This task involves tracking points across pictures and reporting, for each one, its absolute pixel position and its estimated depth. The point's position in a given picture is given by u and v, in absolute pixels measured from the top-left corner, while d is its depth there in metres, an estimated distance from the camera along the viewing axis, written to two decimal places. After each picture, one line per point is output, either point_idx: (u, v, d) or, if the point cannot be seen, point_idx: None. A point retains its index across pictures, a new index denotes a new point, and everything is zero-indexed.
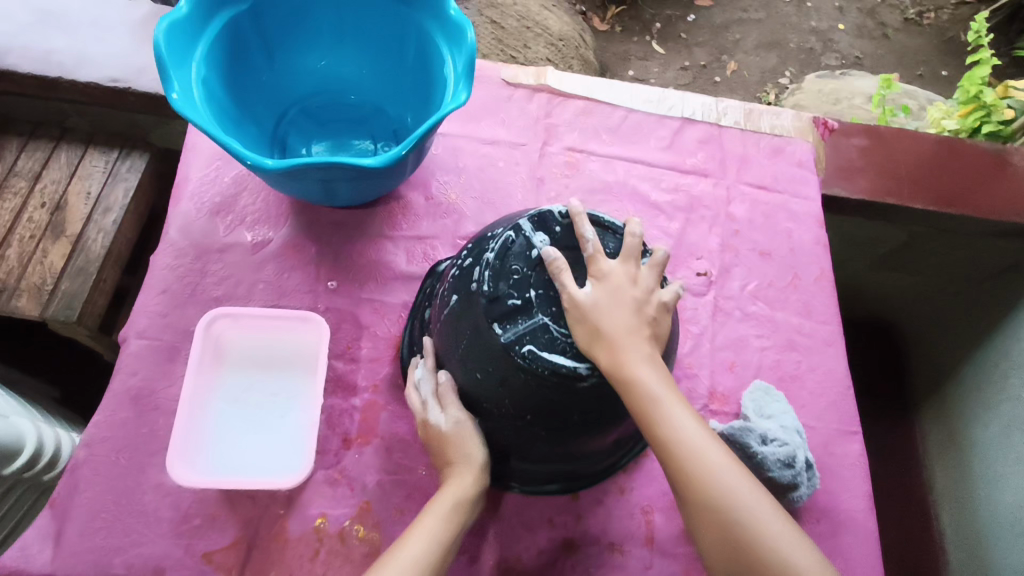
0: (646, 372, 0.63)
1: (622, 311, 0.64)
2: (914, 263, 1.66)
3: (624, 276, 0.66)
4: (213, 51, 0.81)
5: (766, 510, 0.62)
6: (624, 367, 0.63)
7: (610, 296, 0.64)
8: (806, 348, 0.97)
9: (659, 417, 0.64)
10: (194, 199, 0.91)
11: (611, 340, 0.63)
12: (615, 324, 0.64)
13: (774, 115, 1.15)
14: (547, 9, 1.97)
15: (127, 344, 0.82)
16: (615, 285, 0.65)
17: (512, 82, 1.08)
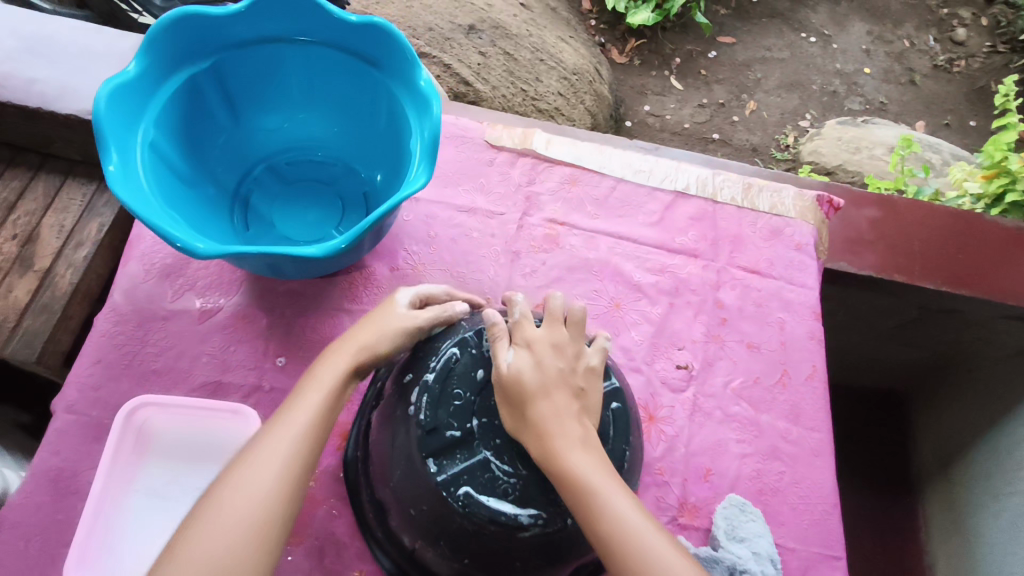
0: (578, 459, 0.56)
1: (551, 390, 0.59)
2: (923, 340, 1.56)
3: (547, 345, 0.62)
4: (165, 115, 0.77)
5: None
6: (555, 454, 0.56)
7: (535, 366, 0.60)
8: (791, 458, 0.88)
9: (596, 513, 0.54)
10: (144, 259, 0.86)
11: (540, 424, 0.57)
12: (542, 406, 0.58)
13: (774, 192, 1.08)
14: (563, 41, 1.90)
15: (54, 419, 0.77)
16: (540, 355, 0.61)
17: (495, 145, 1.03)
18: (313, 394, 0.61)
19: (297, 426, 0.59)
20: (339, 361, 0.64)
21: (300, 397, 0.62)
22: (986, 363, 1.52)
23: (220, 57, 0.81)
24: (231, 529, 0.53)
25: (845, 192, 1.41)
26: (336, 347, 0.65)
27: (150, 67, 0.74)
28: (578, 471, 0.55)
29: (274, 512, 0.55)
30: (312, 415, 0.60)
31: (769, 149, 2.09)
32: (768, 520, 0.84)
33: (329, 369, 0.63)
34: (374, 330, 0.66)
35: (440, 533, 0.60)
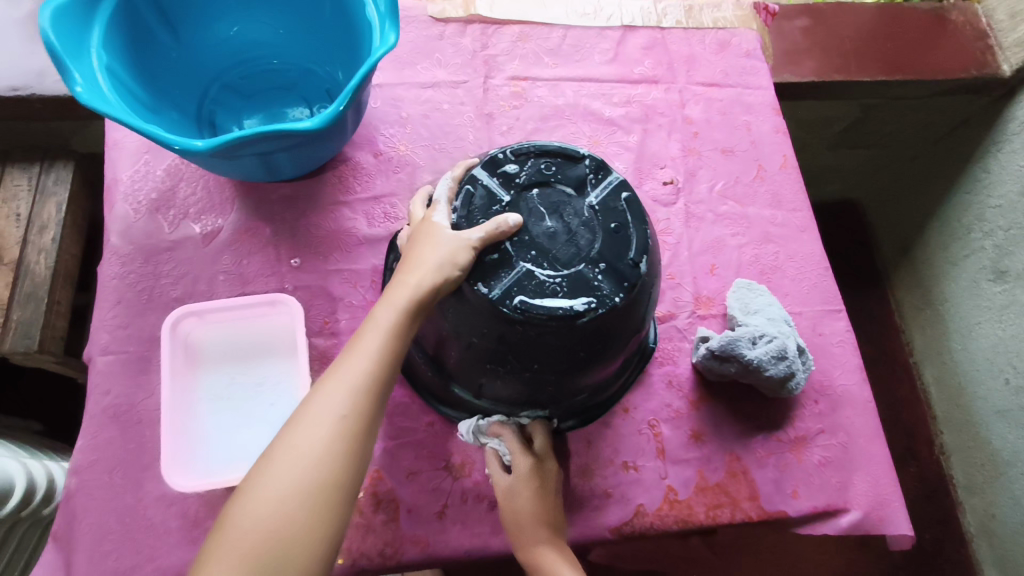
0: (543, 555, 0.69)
1: (518, 507, 0.70)
2: (869, 138, 1.65)
3: (519, 471, 0.71)
4: (111, 36, 0.74)
5: None
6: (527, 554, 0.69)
7: (507, 489, 0.71)
8: (782, 239, 0.96)
9: None
10: (129, 199, 0.86)
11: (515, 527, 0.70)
12: (518, 517, 0.70)
13: (714, 8, 1.11)
14: None
15: (94, 363, 0.78)
16: (510, 481, 0.71)
17: (441, 18, 1.02)
18: (402, 293, 0.59)
19: (397, 309, 0.58)
20: (410, 281, 0.59)
21: (358, 341, 0.57)
22: (926, 144, 1.63)
23: None
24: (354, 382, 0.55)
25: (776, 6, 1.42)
26: (394, 286, 0.60)
27: None
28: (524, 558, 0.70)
29: (332, 479, 0.52)
30: (375, 359, 0.56)
31: None
32: (774, 293, 0.92)
33: (388, 308, 0.58)
34: (432, 243, 0.61)
35: (505, 348, 0.65)
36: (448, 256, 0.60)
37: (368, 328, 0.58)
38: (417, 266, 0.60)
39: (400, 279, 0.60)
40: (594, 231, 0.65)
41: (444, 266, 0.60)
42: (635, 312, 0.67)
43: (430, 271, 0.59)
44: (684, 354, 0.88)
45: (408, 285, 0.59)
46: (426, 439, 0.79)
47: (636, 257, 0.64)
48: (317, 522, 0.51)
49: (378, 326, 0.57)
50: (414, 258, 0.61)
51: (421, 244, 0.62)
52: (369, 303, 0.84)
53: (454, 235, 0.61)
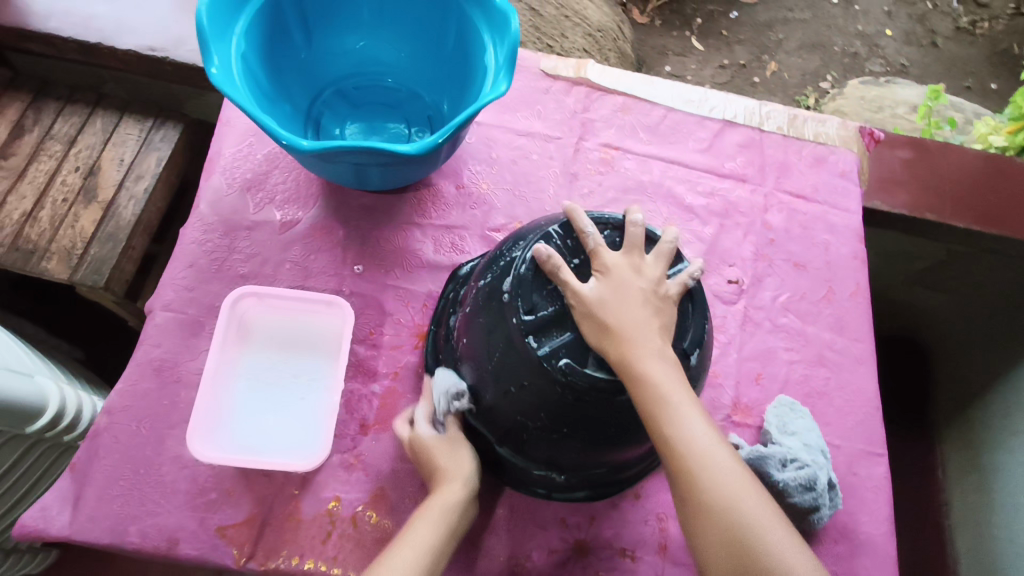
0: (655, 367, 0.60)
1: (630, 303, 0.62)
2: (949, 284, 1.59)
3: (626, 270, 0.64)
4: (253, 27, 0.80)
5: (776, 523, 0.59)
6: (632, 360, 0.60)
7: (613, 288, 0.63)
8: (836, 365, 0.93)
9: (667, 417, 0.60)
10: (226, 173, 0.91)
11: (618, 330, 0.61)
12: (623, 317, 0.61)
13: (819, 122, 1.12)
14: None
15: (153, 316, 0.82)
16: (619, 279, 0.63)
17: (551, 74, 1.07)
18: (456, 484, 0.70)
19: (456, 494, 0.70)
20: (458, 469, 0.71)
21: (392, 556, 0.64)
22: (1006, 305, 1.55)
23: None
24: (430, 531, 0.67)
25: (881, 132, 1.41)
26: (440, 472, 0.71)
27: None
28: (651, 379, 0.59)
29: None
30: None
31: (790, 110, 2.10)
32: (816, 419, 0.89)
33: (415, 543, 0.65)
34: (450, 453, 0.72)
35: (540, 405, 0.64)
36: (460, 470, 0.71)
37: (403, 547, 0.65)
38: (450, 464, 0.72)
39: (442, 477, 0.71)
40: None
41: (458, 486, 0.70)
42: None
43: (444, 519, 0.68)
44: None
45: (436, 514, 0.68)
46: None
47: (689, 347, 0.65)
48: None
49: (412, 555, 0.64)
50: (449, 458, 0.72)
51: (443, 484, 0.70)
52: (415, 324, 0.86)
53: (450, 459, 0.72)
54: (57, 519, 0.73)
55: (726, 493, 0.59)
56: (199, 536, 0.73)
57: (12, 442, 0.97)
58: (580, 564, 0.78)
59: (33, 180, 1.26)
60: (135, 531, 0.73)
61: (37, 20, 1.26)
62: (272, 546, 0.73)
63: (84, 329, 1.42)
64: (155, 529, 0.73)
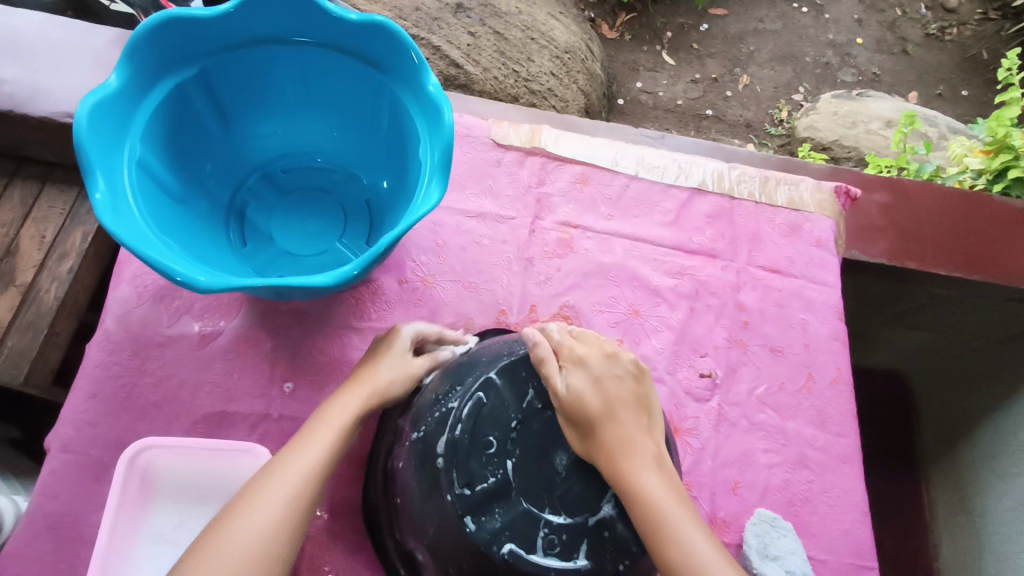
0: (649, 479, 0.54)
1: (614, 405, 0.57)
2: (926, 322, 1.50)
3: (605, 364, 0.59)
4: (149, 129, 0.70)
5: None
6: (623, 472, 0.54)
7: (592, 384, 0.57)
8: (819, 466, 0.85)
9: (667, 535, 0.51)
10: (135, 281, 0.81)
11: (604, 436, 0.55)
12: (610, 420, 0.56)
13: (792, 185, 1.04)
14: (553, 17, 1.83)
15: (50, 458, 0.72)
16: (600, 375, 0.58)
17: (502, 143, 0.98)
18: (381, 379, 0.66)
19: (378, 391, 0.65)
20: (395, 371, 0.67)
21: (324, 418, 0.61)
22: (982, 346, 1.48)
23: (207, 63, 0.74)
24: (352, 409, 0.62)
25: (855, 175, 1.34)
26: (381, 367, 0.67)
27: (131, 79, 0.67)
28: (644, 492, 0.53)
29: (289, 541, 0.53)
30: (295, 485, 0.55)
31: (763, 125, 2.03)
32: (799, 531, 0.82)
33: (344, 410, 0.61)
34: (394, 362, 0.68)
35: None
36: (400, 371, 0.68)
37: (321, 431, 0.59)
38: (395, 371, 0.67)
39: (379, 369, 0.67)
40: None
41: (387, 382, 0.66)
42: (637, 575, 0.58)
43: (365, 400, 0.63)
44: None
45: (357, 403, 0.63)
46: None
47: None
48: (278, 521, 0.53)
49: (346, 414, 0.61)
50: (392, 360, 0.68)
51: (377, 372, 0.66)
52: (353, 449, 0.76)
53: (404, 363, 0.69)
54: None
55: None
56: None
57: None
58: None
59: None
60: None
61: None
62: None
63: None
64: None
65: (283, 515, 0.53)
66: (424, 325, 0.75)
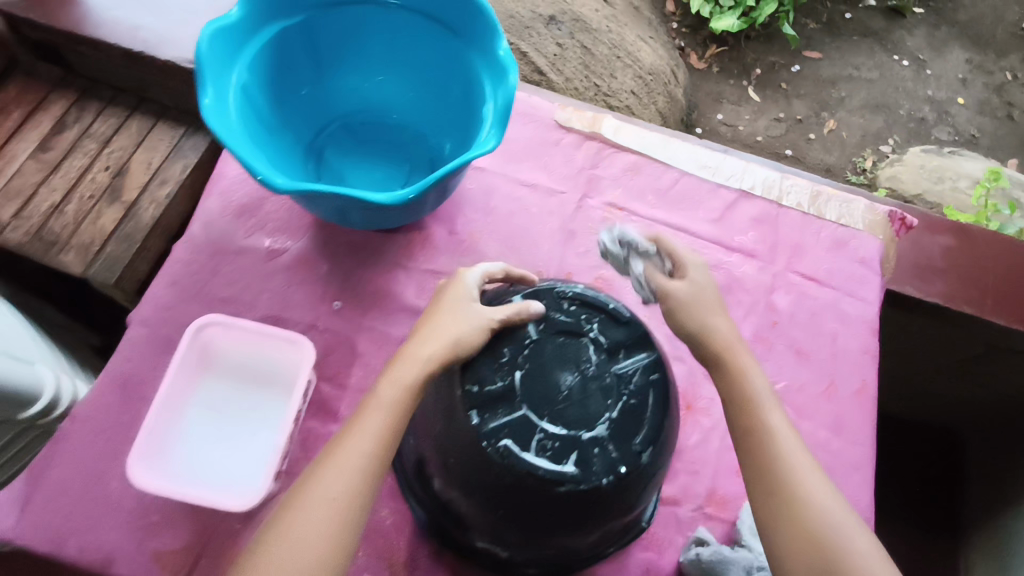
0: (750, 367, 0.67)
1: (710, 305, 0.70)
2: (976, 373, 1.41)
3: (699, 272, 0.72)
4: (255, 61, 0.81)
5: (854, 528, 0.60)
6: (731, 355, 0.67)
7: (687, 287, 0.70)
8: (828, 468, 0.86)
9: (757, 410, 0.65)
10: (223, 196, 0.92)
11: (709, 332, 0.68)
12: (709, 318, 0.69)
13: (844, 203, 1.05)
14: (642, 40, 1.89)
15: (129, 329, 0.84)
16: (698, 280, 0.71)
17: (565, 126, 1.05)
18: (437, 339, 0.61)
19: (427, 356, 0.61)
20: (448, 328, 0.62)
21: (391, 373, 0.61)
22: None
23: (313, 14, 0.85)
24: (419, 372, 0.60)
25: (922, 215, 1.31)
26: (426, 329, 0.63)
27: (249, 16, 0.79)
28: (747, 380, 0.66)
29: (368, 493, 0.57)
30: (354, 467, 0.57)
31: (844, 171, 1.98)
32: None
33: (432, 343, 0.61)
34: (452, 316, 0.63)
35: (478, 483, 0.62)
36: (466, 327, 0.62)
37: (377, 402, 0.60)
38: (433, 335, 0.62)
39: (432, 327, 0.62)
40: (609, 400, 0.61)
41: (446, 339, 0.61)
42: (624, 499, 0.62)
43: (421, 366, 0.60)
44: (673, 548, 0.80)
45: (417, 369, 0.60)
46: (378, 525, 0.77)
47: (640, 447, 0.60)
48: (342, 501, 0.56)
49: (437, 339, 0.61)
50: (449, 314, 0.63)
51: (435, 328, 0.62)
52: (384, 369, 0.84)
53: (469, 309, 0.63)
54: (3, 520, 0.74)
55: (805, 486, 0.61)
56: (134, 558, 0.73)
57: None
58: None
59: (66, 174, 1.32)
60: (72, 544, 0.73)
61: (90, 26, 1.34)
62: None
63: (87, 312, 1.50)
64: (92, 545, 0.73)
65: (342, 499, 0.56)
66: (491, 265, 0.70)
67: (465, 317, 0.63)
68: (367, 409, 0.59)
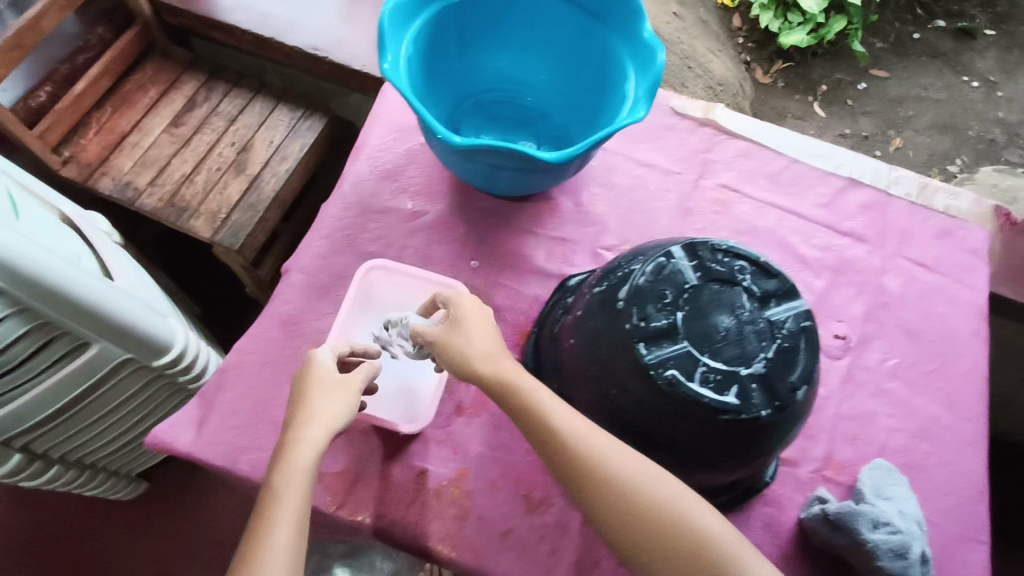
0: (535, 386, 0.68)
1: (479, 333, 0.72)
2: None
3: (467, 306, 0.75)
4: (421, 35, 0.89)
5: (739, 541, 0.62)
6: (520, 384, 0.68)
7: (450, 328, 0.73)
8: (942, 441, 0.89)
9: (575, 442, 0.65)
10: (370, 160, 1.01)
11: (506, 381, 0.69)
12: (478, 348, 0.71)
13: (951, 195, 1.08)
14: (712, 52, 1.89)
15: (289, 275, 0.92)
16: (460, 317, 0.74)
17: (680, 112, 1.11)
18: (332, 391, 0.72)
19: (337, 410, 0.71)
20: (343, 389, 0.73)
21: (299, 426, 0.69)
22: None
23: None
24: (333, 422, 0.70)
25: None
26: (311, 388, 0.72)
27: None
28: (546, 411, 0.66)
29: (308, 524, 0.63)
30: (299, 501, 0.63)
31: None
32: (915, 490, 0.85)
33: (333, 399, 0.72)
34: (326, 375, 0.74)
35: (639, 412, 0.67)
36: (340, 383, 0.74)
37: (296, 446, 0.67)
38: (324, 396, 0.72)
39: (315, 386, 0.72)
40: (765, 343, 0.66)
41: (345, 397, 0.72)
42: (772, 437, 0.67)
43: (330, 416, 0.70)
44: (793, 505, 0.83)
45: (331, 419, 0.70)
46: (516, 463, 0.82)
47: (795, 384, 0.65)
48: (295, 526, 0.62)
49: (331, 400, 0.72)
50: (329, 377, 0.74)
51: (324, 391, 0.72)
52: (517, 323, 0.91)
53: (350, 373, 0.75)
54: (181, 436, 0.81)
55: (676, 515, 0.62)
56: None
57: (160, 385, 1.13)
58: None
59: (194, 149, 1.42)
60: (244, 461, 0.79)
61: (224, 13, 1.45)
62: (363, 499, 0.79)
63: (217, 297, 1.63)
64: (261, 462, 0.79)
65: (293, 528, 0.62)
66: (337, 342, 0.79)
67: (344, 389, 0.73)
68: (288, 455, 0.66)
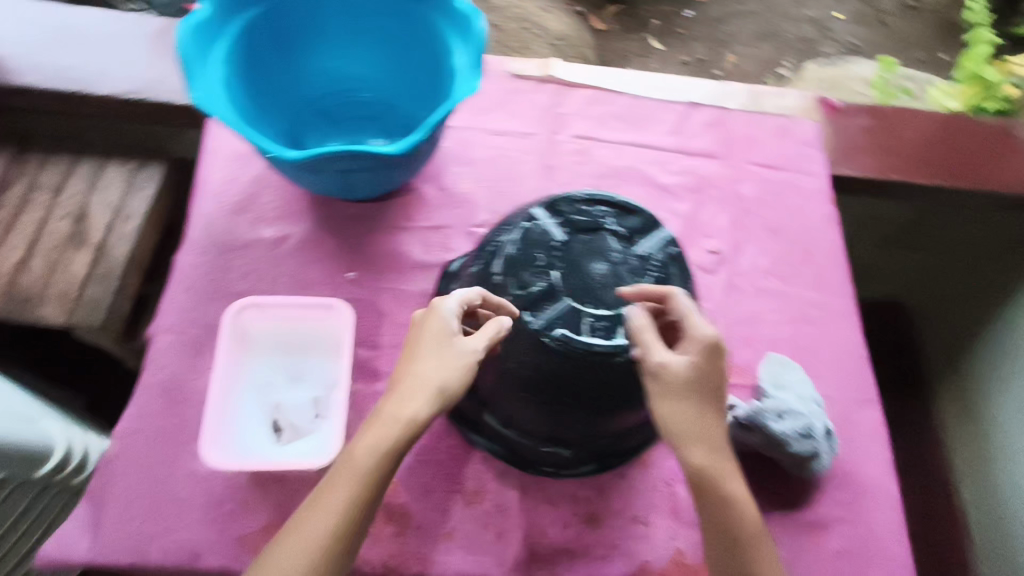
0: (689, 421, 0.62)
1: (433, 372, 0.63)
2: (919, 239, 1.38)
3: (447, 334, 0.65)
4: (230, 52, 0.83)
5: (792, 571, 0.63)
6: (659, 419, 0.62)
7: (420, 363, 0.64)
8: (820, 320, 0.97)
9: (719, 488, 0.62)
10: (215, 198, 0.95)
11: (663, 406, 0.62)
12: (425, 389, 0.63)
13: (778, 96, 1.17)
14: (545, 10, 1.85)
15: (157, 339, 0.85)
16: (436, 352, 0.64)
17: (521, 75, 1.11)
18: (345, 479, 0.60)
19: (350, 496, 0.60)
20: (367, 454, 0.61)
21: (305, 521, 0.60)
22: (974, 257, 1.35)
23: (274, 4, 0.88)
24: (341, 514, 0.60)
25: None
26: (343, 468, 0.61)
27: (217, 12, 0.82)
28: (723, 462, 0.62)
29: None
30: None
31: None
32: (808, 372, 0.92)
33: (347, 481, 0.60)
34: (377, 439, 0.62)
35: (542, 376, 0.68)
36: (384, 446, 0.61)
37: (301, 541, 0.59)
38: (355, 471, 0.60)
39: (341, 465, 0.61)
40: (639, 279, 0.69)
41: (364, 469, 0.60)
42: None
43: (344, 508, 0.60)
44: None
45: (341, 505, 0.60)
46: (444, 460, 0.81)
47: (676, 309, 0.68)
48: None
49: (355, 477, 0.60)
50: (366, 440, 0.62)
51: (346, 467, 0.61)
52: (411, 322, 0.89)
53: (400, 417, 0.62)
54: (79, 544, 0.74)
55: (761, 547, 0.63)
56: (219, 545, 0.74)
57: (55, 497, 0.99)
58: (595, 538, 0.79)
59: (21, 230, 1.26)
60: (156, 548, 0.73)
61: None
62: None
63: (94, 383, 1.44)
64: (176, 544, 0.74)
65: None
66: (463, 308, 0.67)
67: (386, 443, 0.61)
68: (286, 550, 0.59)
